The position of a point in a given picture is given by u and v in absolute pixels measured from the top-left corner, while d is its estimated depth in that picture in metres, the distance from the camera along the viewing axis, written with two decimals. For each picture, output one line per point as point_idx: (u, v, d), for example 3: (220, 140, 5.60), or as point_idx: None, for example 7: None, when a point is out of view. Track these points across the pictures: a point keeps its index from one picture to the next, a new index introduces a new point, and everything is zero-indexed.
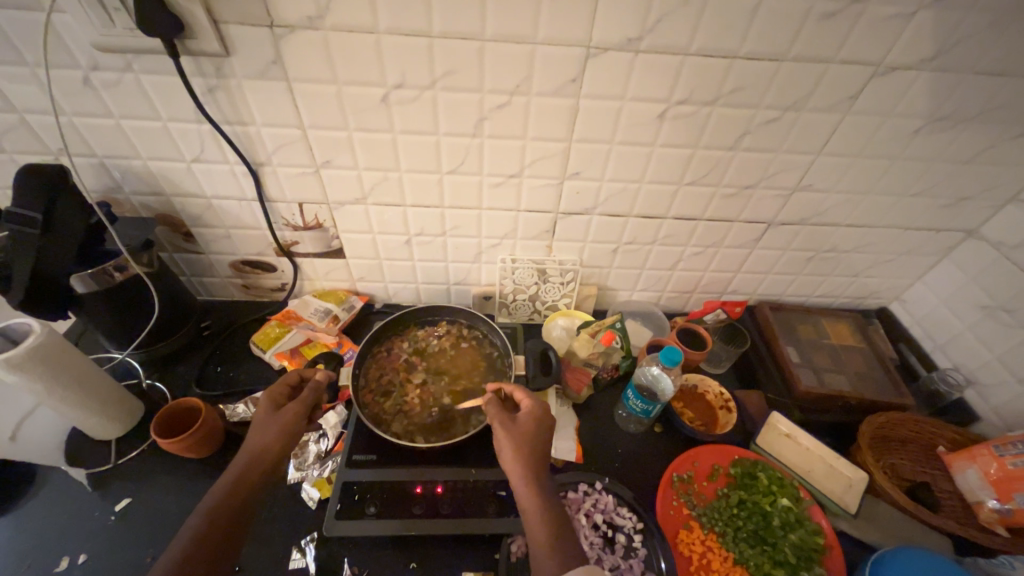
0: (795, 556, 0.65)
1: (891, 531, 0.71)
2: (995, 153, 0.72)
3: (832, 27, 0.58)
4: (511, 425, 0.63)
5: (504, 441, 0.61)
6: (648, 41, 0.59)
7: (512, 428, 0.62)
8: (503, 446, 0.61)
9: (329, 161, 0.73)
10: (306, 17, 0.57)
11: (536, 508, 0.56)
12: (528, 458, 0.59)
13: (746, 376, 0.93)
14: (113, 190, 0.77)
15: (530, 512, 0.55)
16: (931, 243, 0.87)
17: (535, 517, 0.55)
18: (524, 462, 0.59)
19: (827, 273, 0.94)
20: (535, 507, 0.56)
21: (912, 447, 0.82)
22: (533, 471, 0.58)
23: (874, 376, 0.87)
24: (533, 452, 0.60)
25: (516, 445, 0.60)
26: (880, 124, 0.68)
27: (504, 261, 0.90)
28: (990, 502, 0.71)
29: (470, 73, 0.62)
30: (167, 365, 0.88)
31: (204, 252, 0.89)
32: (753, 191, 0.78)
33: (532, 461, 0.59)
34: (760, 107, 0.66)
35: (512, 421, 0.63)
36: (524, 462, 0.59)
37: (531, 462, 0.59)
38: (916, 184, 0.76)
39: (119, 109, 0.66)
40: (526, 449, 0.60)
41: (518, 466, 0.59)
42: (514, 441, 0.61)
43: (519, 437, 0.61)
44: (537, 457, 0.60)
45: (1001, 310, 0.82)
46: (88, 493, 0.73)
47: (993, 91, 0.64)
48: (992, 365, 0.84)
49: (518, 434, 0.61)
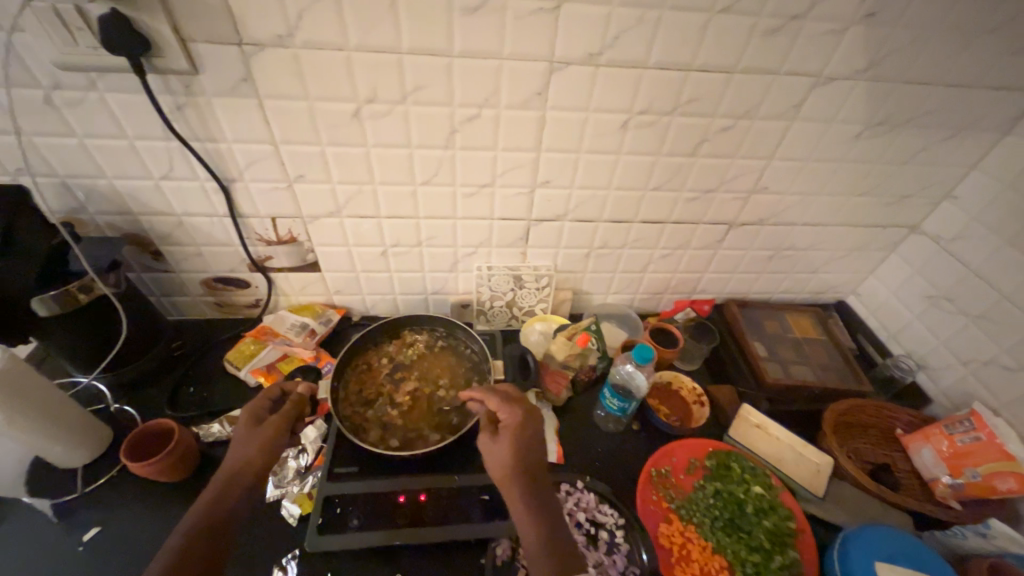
0: (768, 541, 0.68)
1: (857, 511, 0.75)
2: (928, 155, 0.78)
3: (775, 42, 0.63)
4: (494, 445, 0.62)
5: (492, 463, 0.61)
6: (608, 56, 0.63)
7: (494, 449, 0.62)
8: (492, 468, 0.61)
9: (302, 175, 0.73)
10: (276, 35, 0.59)
11: (529, 528, 0.57)
12: (514, 478, 0.59)
13: (717, 371, 0.97)
14: (77, 210, 0.76)
15: (524, 533, 0.57)
16: (880, 239, 0.93)
17: (529, 537, 0.56)
18: (511, 483, 0.59)
19: (788, 270, 0.99)
20: (528, 527, 0.57)
21: (873, 432, 0.86)
22: (522, 489, 0.58)
23: (835, 366, 0.92)
24: (517, 470, 0.59)
25: (501, 467, 0.60)
26: (825, 129, 0.73)
27: (480, 269, 0.91)
28: (945, 478, 0.76)
29: (440, 88, 0.65)
30: (137, 389, 0.85)
31: (174, 270, 0.88)
32: (714, 195, 0.82)
33: (518, 480, 0.59)
34: (716, 116, 0.70)
35: (495, 441, 0.63)
36: (511, 482, 0.59)
37: (518, 482, 0.59)
38: (862, 184, 0.82)
39: (83, 127, 0.66)
40: (508, 471, 0.59)
41: (508, 487, 0.59)
42: (499, 464, 0.60)
43: (503, 458, 0.60)
44: (524, 474, 0.59)
45: (945, 299, 0.88)
46: (52, 525, 0.70)
47: (922, 98, 0.70)
48: (940, 351, 0.89)
49: (501, 454, 0.61)
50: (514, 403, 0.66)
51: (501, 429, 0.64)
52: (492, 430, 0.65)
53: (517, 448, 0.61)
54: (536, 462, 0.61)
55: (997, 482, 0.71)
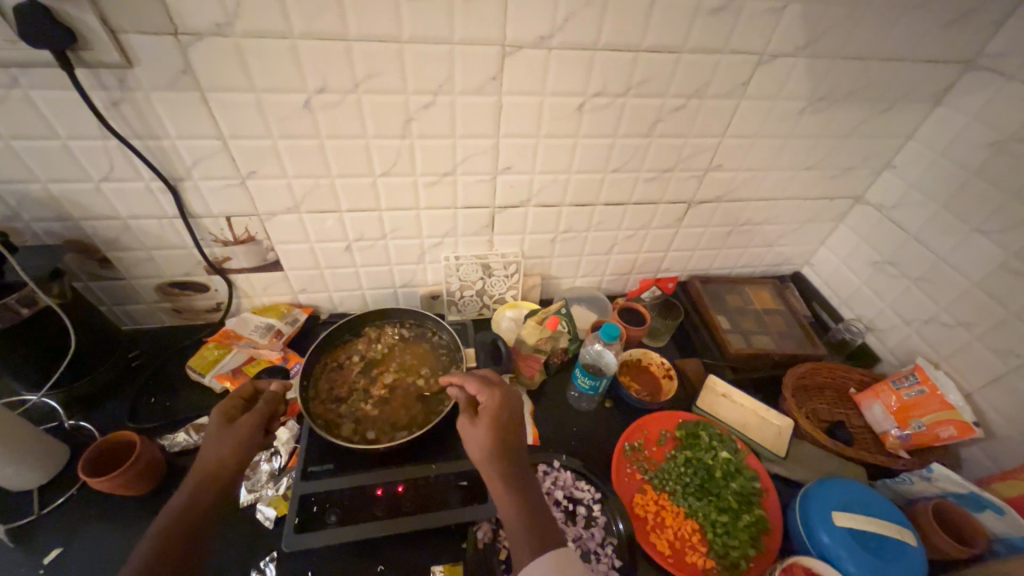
0: (736, 501, 0.72)
1: (817, 467, 0.80)
2: (867, 127, 0.82)
3: (719, 21, 0.65)
4: (473, 428, 0.63)
5: (470, 446, 0.61)
6: (559, 38, 0.63)
7: (472, 431, 0.62)
8: (471, 450, 0.61)
9: (255, 171, 0.71)
10: (214, 24, 0.56)
11: (510, 507, 0.57)
12: (493, 458, 0.60)
13: (684, 346, 1.00)
14: (10, 219, 0.71)
15: (503, 512, 0.57)
16: (829, 211, 0.98)
17: (509, 516, 0.56)
18: (492, 464, 0.59)
19: (746, 245, 1.03)
20: (508, 505, 0.57)
21: (828, 393, 0.92)
22: (501, 468, 0.59)
23: (792, 333, 0.97)
24: (496, 450, 0.60)
25: (480, 448, 0.61)
26: (771, 106, 0.76)
27: (448, 259, 0.91)
28: (894, 431, 0.82)
29: (392, 76, 0.64)
30: (93, 403, 0.82)
31: (124, 277, 0.84)
32: (671, 174, 0.84)
33: (497, 460, 0.59)
34: (667, 96, 0.72)
35: (474, 423, 0.63)
36: (491, 463, 0.59)
37: (497, 462, 0.60)
38: (808, 158, 0.86)
39: (9, 128, 0.61)
40: (488, 452, 0.60)
41: (487, 467, 0.59)
42: (478, 445, 0.61)
43: (481, 439, 0.61)
44: (504, 454, 0.60)
45: (888, 264, 0.93)
46: (8, 550, 0.66)
47: (858, 72, 0.74)
48: (886, 312, 0.95)
49: (480, 436, 0.61)
50: (493, 386, 0.67)
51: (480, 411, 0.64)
52: (471, 413, 0.65)
53: (496, 429, 0.61)
54: (515, 442, 0.62)
55: (940, 431, 0.77)
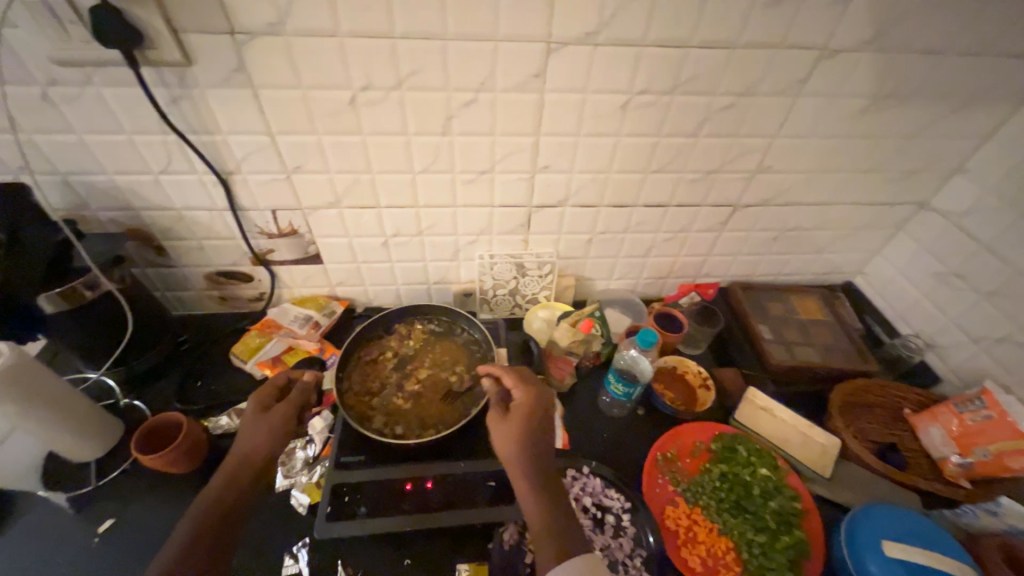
0: (775, 522, 0.68)
1: (865, 491, 0.75)
2: (937, 128, 0.76)
3: (778, 15, 0.61)
4: (503, 423, 0.62)
5: (499, 440, 0.61)
6: (606, 34, 0.62)
7: (503, 427, 0.62)
8: (499, 446, 0.61)
9: (300, 166, 0.73)
10: (267, 23, 0.58)
11: (535, 510, 0.56)
12: (522, 455, 0.59)
13: (722, 354, 0.96)
14: (79, 207, 0.76)
15: (528, 512, 0.56)
16: (888, 217, 0.91)
17: (534, 516, 0.56)
18: (520, 463, 0.59)
19: (793, 251, 0.97)
20: (534, 508, 0.56)
21: (880, 412, 0.86)
22: (529, 468, 0.59)
23: (841, 346, 0.91)
24: (527, 449, 0.60)
25: (509, 444, 0.60)
26: (830, 105, 0.72)
27: (482, 257, 0.91)
28: (953, 457, 0.76)
29: (435, 73, 0.64)
30: (146, 383, 0.87)
31: (177, 265, 0.88)
32: (717, 175, 0.81)
33: (527, 459, 0.59)
34: (716, 94, 0.69)
35: (505, 419, 0.62)
36: (519, 463, 0.59)
37: (526, 460, 0.59)
38: (868, 161, 0.80)
39: (81, 123, 0.66)
40: (517, 451, 0.59)
41: (516, 465, 0.59)
42: (507, 443, 0.60)
43: (512, 436, 0.60)
44: (533, 456, 0.59)
45: (955, 276, 0.86)
46: (68, 516, 0.71)
47: (932, 68, 0.68)
48: (950, 329, 0.88)
49: (511, 432, 0.61)
50: (528, 383, 0.66)
51: (513, 408, 0.63)
52: (502, 407, 0.65)
53: (528, 427, 0.61)
54: (544, 442, 0.61)
55: (1009, 462, 0.70)
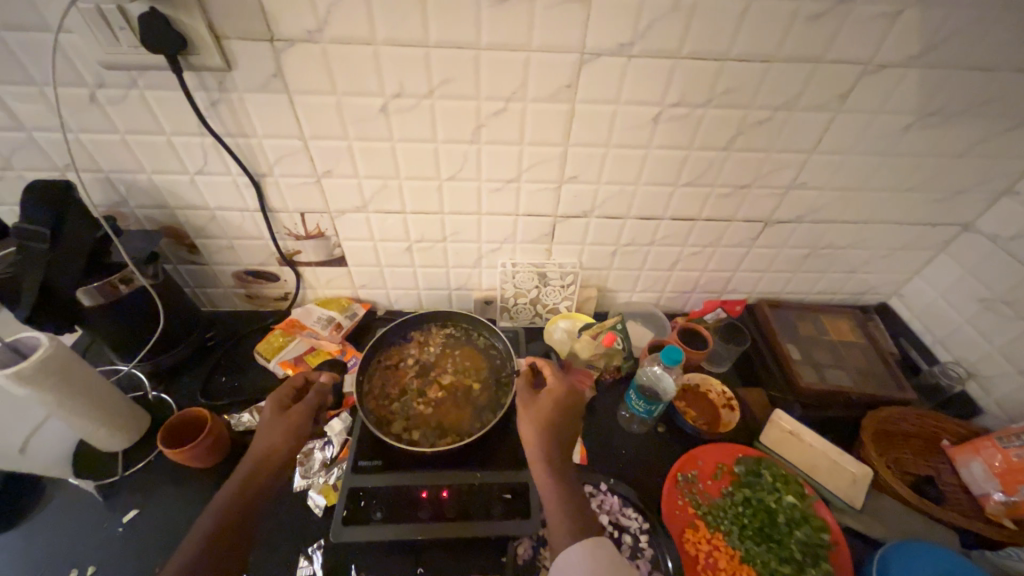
0: (801, 552, 0.66)
1: (899, 526, 0.71)
2: (988, 147, 0.72)
3: (821, 28, 0.59)
4: (532, 407, 0.65)
5: (524, 422, 0.64)
6: (640, 46, 0.61)
7: (532, 410, 0.65)
8: (524, 427, 0.64)
9: (330, 170, 0.74)
10: (305, 31, 0.59)
11: (549, 490, 0.59)
12: (545, 439, 0.62)
13: (747, 374, 0.93)
14: (119, 204, 0.79)
15: (544, 493, 0.59)
16: (929, 238, 0.87)
17: (549, 497, 0.58)
18: (541, 446, 0.61)
19: (825, 270, 0.94)
20: (549, 489, 0.59)
21: (915, 442, 0.82)
22: (550, 452, 0.61)
23: (875, 371, 0.88)
24: (550, 434, 0.62)
25: (534, 427, 0.63)
26: (872, 121, 0.69)
27: (505, 265, 0.90)
28: (996, 495, 0.71)
29: (467, 81, 0.64)
30: (173, 377, 0.89)
31: (207, 263, 0.90)
32: (748, 190, 0.79)
33: (549, 443, 0.62)
34: (752, 107, 0.67)
35: (533, 403, 0.66)
36: (539, 445, 0.61)
37: (548, 445, 0.62)
38: (910, 179, 0.77)
39: (124, 124, 0.68)
40: (540, 434, 0.62)
41: (538, 446, 0.62)
42: (531, 426, 0.63)
43: (539, 420, 0.64)
44: (554, 442, 0.62)
45: (1001, 302, 0.82)
46: (95, 505, 0.73)
47: (984, 85, 0.65)
48: (994, 358, 0.84)
49: (538, 417, 0.64)
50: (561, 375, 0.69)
51: (542, 395, 0.67)
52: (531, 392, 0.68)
53: (555, 413, 0.64)
54: (566, 432, 0.64)
55: None
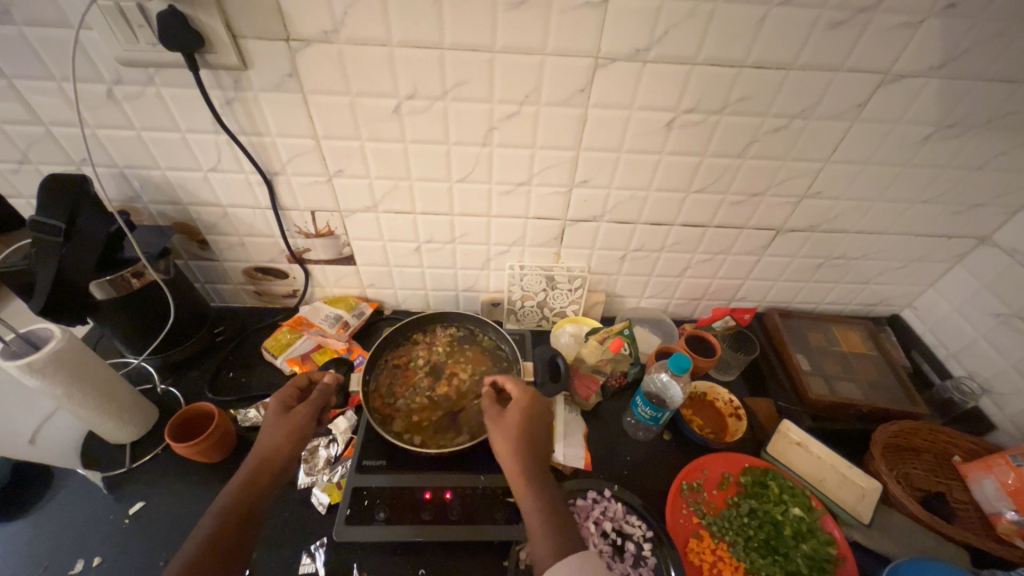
0: (807, 567, 0.65)
1: (906, 542, 0.70)
2: (1008, 160, 0.71)
3: (839, 37, 0.59)
4: (501, 419, 0.64)
5: (495, 436, 0.62)
6: (655, 52, 0.60)
7: (500, 424, 0.63)
8: (496, 441, 0.62)
9: (341, 170, 0.74)
10: (322, 31, 0.59)
11: (529, 506, 0.56)
12: (518, 450, 0.60)
13: (755, 383, 0.93)
14: (132, 199, 0.79)
15: (524, 507, 0.57)
16: (943, 250, 0.86)
17: (529, 510, 0.56)
18: (514, 459, 0.60)
19: (837, 280, 0.93)
20: (528, 503, 0.57)
21: (924, 456, 0.81)
22: (525, 464, 0.59)
23: (885, 384, 0.86)
24: (521, 445, 0.61)
25: (506, 439, 0.62)
26: (889, 131, 0.68)
27: (513, 268, 0.90)
28: (1008, 514, 0.70)
29: (480, 84, 0.64)
30: (182, 371, 0.90)
31: (218, 259, 0.91)
32: (761, 198, 0.78)
33: (522, 455, 0.60)
34: (768, 115, 0.67)
35: (502, 415, 0.64)
36: (513, 459, 0.60)
37: (522, 456, 0.60)
38: (927, 191, 0.76)
39: (141, 120, 0.69)
40: (512, 447, 0.61)
41: (510, 462, 0.60)
42: (501, 439, 0.62)
43: (508, 432, 0.62)
44: (526, 453, 0.60)
45: (1016, 318, 0.80)
46: (102, 496, 0.74)
47: (1005, 97, 0.64)
48: (1008, 374, 0.83)
49: (508, 429, 0.62)
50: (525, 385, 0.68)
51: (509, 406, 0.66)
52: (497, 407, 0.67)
53: (524, 424, 0.63)
54: (538, 441, 0.62)
55: None
